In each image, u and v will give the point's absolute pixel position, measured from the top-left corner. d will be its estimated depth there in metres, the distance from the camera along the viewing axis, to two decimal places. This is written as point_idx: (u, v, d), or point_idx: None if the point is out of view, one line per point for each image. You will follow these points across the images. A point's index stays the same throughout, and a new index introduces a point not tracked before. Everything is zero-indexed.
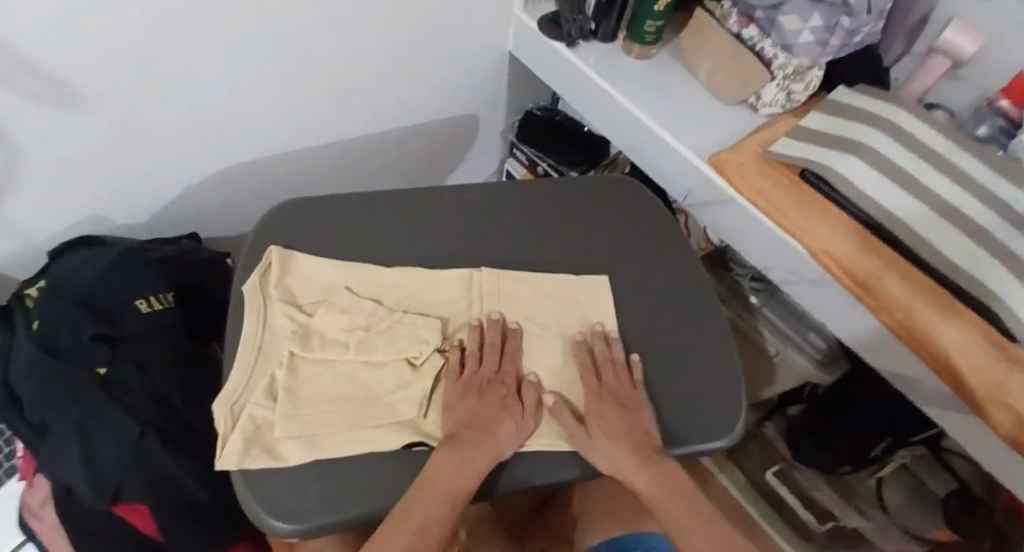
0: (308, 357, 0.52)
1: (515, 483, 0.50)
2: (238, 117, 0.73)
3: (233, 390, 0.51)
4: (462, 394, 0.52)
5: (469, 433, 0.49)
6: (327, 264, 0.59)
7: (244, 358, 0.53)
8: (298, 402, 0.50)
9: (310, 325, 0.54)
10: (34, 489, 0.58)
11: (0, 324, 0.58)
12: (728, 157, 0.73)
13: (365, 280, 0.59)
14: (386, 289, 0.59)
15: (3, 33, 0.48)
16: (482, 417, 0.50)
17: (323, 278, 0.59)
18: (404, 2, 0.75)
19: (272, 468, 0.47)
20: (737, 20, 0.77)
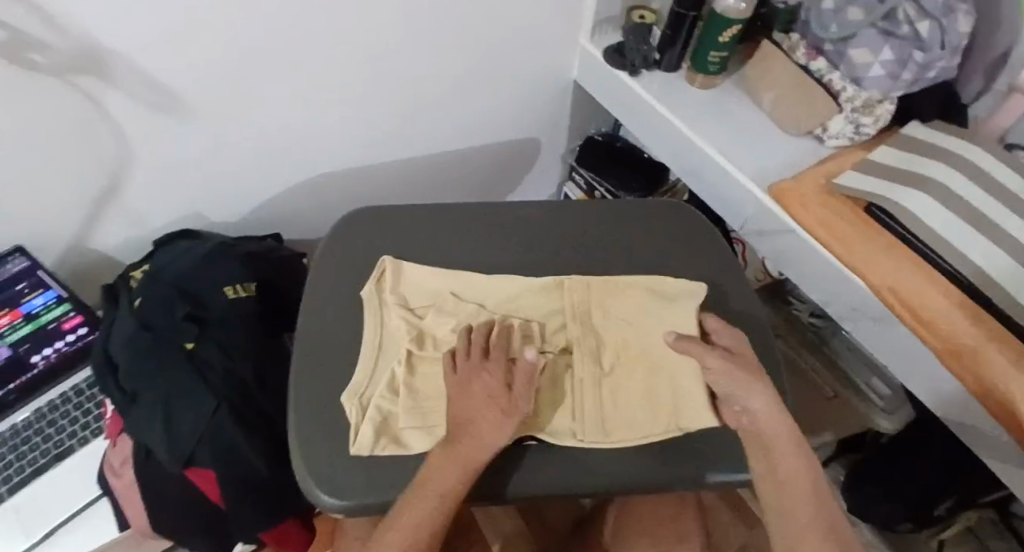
0: (423, 356, 0.57)
1: (551, 483, 0.52)
2: (322, 131, 0.80)
3: (359, 383, 0.56)
4: (461, 387, 0.49)
5: (463, 428, 0.47)
6: (432, 273, 0.64)
7: (367, 357, 0.58)
8: (417, 396, 0.55)
9: (423, 327, 0.60)
10: (117, 448, 0.64)
11: (107, 300, 0.67)
12: (789, 185, 0.73)
13: (468, 285, 0.63)
14: (483, 293, 0.63)
15: (122, 47, 0.56)
16: (474, 410, 0.48)
17: (428, 286, 0.64)
18: (477, 30, 0.81)
19: (397, 456, 0.52)
20: (805, 52, 0.79)
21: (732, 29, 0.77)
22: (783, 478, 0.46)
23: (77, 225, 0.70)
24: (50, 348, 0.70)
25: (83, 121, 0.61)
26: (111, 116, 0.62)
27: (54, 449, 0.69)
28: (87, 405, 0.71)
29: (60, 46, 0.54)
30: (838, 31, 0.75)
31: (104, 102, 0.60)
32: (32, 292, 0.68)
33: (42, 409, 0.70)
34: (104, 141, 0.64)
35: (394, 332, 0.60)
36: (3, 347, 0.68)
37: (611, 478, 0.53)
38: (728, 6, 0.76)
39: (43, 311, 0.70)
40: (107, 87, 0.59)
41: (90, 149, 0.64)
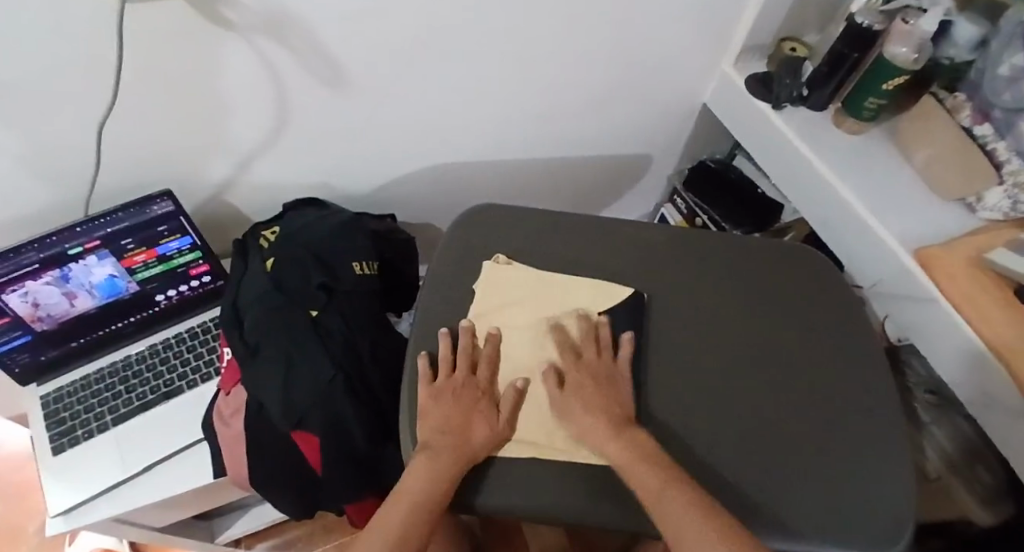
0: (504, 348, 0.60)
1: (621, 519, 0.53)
2: (461, 121, 0.81)
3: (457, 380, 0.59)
4: (439, 399, 0.56)
5: (440, 438, 0.53)
6: (536, 278, 0.65)
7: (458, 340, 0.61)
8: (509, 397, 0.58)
9: (513, 338, 0.61)
10: (229, 397, 0.66)
11: (236, 253, 0.70)
12: (938, 254, 0.70)
13: (547, 297, 0.64)
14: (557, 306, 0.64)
15: (303, 18, 0.58)
16: (456, 421, 0.54)
17: (529, 286, 0.65)
18: (627, 44, 0.80)
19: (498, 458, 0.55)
20: (971, 115, 0.74)
21: (900, 78, 0.74)
22: (644, 486, 0.50)
23: (222, 175, 0.74)
24: (174, 289, 0.74)
25: (251, 78, 0.63)
26: (278, 77, 0.64)
27: (164, 387, 0.71)
28: (200, 349, 0.74)
29: (252, 6, 0.55)
30: (1012, 100, 0.69)
31: (272, 59, 0.61)
32: (171, 235, 0.69)
33: (156, 346, 0.74)
34: (264, 97, 0.66)
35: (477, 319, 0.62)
36: (134, 283, 0.70)
37: None
38: (898, 54, 0.72)
39: (177, 255, 0.71)
40: (280, 48, 0.61)
41: (250, 105, 0.66)
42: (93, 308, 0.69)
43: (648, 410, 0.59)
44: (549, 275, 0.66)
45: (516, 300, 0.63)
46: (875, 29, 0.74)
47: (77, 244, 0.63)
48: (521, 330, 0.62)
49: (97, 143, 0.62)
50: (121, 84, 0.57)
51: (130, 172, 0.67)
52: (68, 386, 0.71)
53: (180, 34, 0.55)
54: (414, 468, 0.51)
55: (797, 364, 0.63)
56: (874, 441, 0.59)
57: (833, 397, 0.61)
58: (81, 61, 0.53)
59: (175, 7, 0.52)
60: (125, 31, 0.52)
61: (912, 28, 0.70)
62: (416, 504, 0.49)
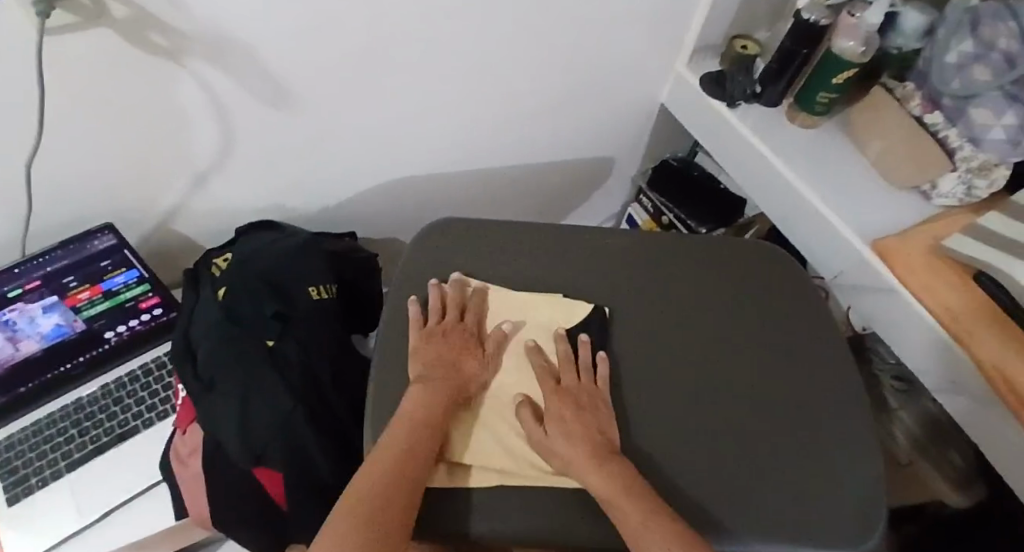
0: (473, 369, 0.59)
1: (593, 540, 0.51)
2: (416, 136, 0.79)
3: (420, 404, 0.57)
4: (436, 386, 0.55)
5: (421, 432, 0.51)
6: (494, 293, 0.64)
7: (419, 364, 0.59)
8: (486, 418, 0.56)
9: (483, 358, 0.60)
10: (185, 437, 0.63)
11: (187, 283, 0.68)
12: (894, 245, 0.70)
13: (512, 313, 0.63)
14: (523, 320, 0.62)
15: (239, 38, 0.56)
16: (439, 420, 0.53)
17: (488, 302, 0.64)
18: (579, 49, 0.79)
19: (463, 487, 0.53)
20: (921, 104, 0.75)
21: (848, 72, 0.74)
22: (627, 513, 0.47)
23: (169, 204, 0.71)
24: (124, 325, 0.70)
25: (190, 103, 0.60)
26: (218, 100, 0.62)
27: (118, 428, 0.69)
28: (155, 386, 0.71)
29: (184, 30, 0.52)
30: (960, 88, 0.70)
31: (211, 82, 0.59)
32: (116, 269, 0.68)
33: (109, 386, 0.70)
34: (207, 123, 0.63)
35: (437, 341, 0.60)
36: (79, 320, 0.67)
37: None
38: (846, 48, 0.72)
39: (124, 289, 0.69)
40: (220, 72, 0.58)
41: (192, 131, 0.63)
42: (39, 350, 0.66)
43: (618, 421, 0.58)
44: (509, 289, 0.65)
45: (482, 317, 0.62)
46: (822, 24, 0.74)
47: (15, 286, 0.63)
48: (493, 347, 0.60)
49: (28, 179, 0.59)
50: (48, 117, 0.54)
51: (67, 207, 0.65)
52: (19, 432, 0.67)
53: (107, 63, 0.52)
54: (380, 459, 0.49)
55: (763, 364, 0.63)
56: (844, 437, 0.59)
57: (801, 395, 0.61)
58: (2, 96, 0.50)
59: (100, 35, 0.50)
60: (46, 63, 0.50)
61: (858, 22, 0.71)
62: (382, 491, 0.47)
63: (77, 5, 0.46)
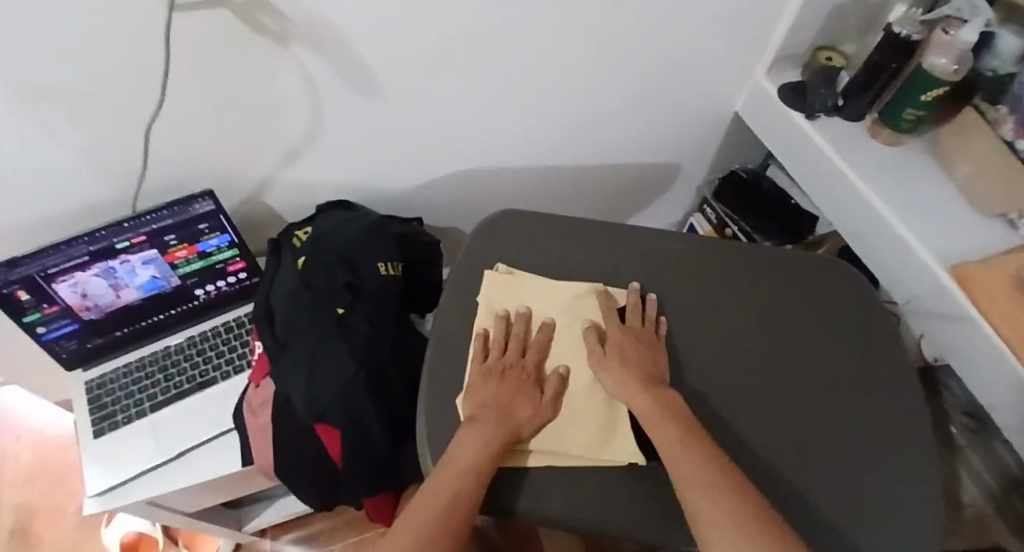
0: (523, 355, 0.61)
1: (636, 530, 0.53)
2: (490, 128, 0.82)
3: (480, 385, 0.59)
4: (484, 379, 0.58)
5: (486, 410, 0.55)
6: (542, 286, 0.66)
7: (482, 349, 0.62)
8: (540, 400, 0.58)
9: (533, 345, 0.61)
10: (258, 390, 0.69)
11: (270, 252, 0.73)
12: (976, 269, 0.68)
13: (560, 298, 0.65)
14: (571, 306, 0.64)
15: (340, 27, 0.61)
16: (502, 399, 0.56)
17: (537, 292, 0.65)
18: (656, 53, 0.80)
19: (512, 467, 0.55)
20: (1014, 129, 0.70)
21: (939, 90, 0.72)
22: (677, 463, 0.49)
23: (261, 177, 0.77)
24: (213, 284, 0.77)
25: (289, 85, 0.66)
26: (314, 83, 0.66)
27: (199, 377, 0.75)
28: (234, 343, 0.77)
29: (291, 16, 0.57)
30: None
31: (310, 67, 0.64)
32: (210, 233, 0.72)
33: (194, 338, 0.78)
34: (302, 104, 0.68)
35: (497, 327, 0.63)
36: (174, 277, 0.73)
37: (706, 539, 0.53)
38: (937, 64, 0.70)
39: (216, 251, 0.74)
40: (318, 57, 0.63)
41: (288, 111, 0.69)
42: (137, 300, 0.73)
43: None
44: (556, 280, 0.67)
45: (528, 302, 0.65)
46: (914, 39, 0.72)
47: (124, 239, 0.67)
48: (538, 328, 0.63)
49: (145, 143, 0.66)
50: (167, 87, 0.61)
51: (174, 172, 0.71)
52: (110, 373, 0.75)
53: (223, 42, 0.58)
54: (461, 437, 0.53)
55: (822, 379, 0.62)
56: (900, 461, 0.57)
57: (858, 414, 0.60)
58: (132, 67, 0.57)
59: (219, 16, 0.55)
60: (172, 39, 0.56)
61: (952, 39, 0.69)
62: (461, 465, 0.51)
63: None
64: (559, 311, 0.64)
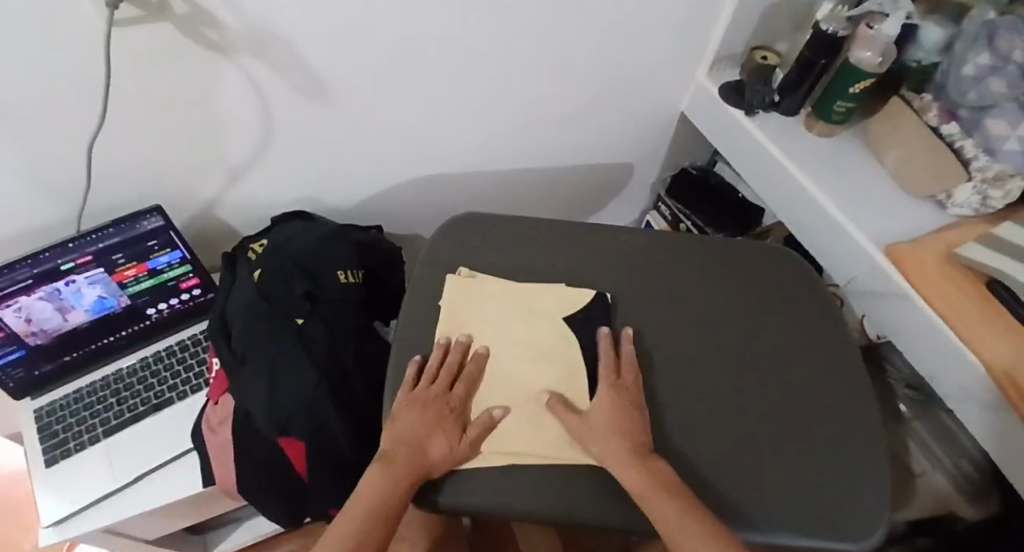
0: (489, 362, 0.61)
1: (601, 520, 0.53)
2: (445, 134, 0.83)
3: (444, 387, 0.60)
4: (410, 407, 0.57)
5: (403, 446, 0.54)
6: (505, 288, 0.67)
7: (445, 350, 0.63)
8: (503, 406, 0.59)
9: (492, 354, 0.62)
10: (217, 407, 0.68)
11: (225, 266, 0.72)
12: (909, 250, 0.72)
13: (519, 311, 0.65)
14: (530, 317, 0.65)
15: (290, 37, 0.61)
16: (421, 431, 0.55)
17: (501, 295, 0.66)
18: (602, 57, 0.83)
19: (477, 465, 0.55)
20: (938, 115, 0.77)
21: (866, 81, 0.77)
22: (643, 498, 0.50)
23: (212, 192, 0.76)
24: (164, 303, 0.76)
25: (238, 98, 0.65)
26: (263, 95, 0.66)
27: (154, 399, 0.73)
28: (190, 361, 0.76)
29: (234, 27, 0.57)
30: (976, 99, 0.74)
31: (258, 79, 0.64)
32: (160, 250, 0.71)
33: (147, 360, 0.76)
34: (251, 117, 0.68)
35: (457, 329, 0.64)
36: (124, 297, 0.72)
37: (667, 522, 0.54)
38: (863, 58, 0.75)
39: (167, 269, 0.73)
40: (266, 69, 0.63)
41: (238, 124, 0.68)
42: (85, 322, 0.71)
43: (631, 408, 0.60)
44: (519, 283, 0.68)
45: (488, 305, 0.65)
46: (841, 35, 0.76)
47: (69, 260, 0.65)
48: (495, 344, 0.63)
49: (89, 161, 0.64)
50: (109, 103, 0.59)
51: (120, 188, 0.69)
52: (61, 399, 0.73)
53: (167, 55, 0.57)
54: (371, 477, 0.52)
55: (773, 360, 0.65)
56: (850, 438, 0.60)
57: (808, 394, 0.63)
58: (72, 83, 0.56)
59: (162, 30, 0.55)
60: (115, 54, 0.55)
61: (876, 34, 0.74)
62: (367, 511, 0.50)
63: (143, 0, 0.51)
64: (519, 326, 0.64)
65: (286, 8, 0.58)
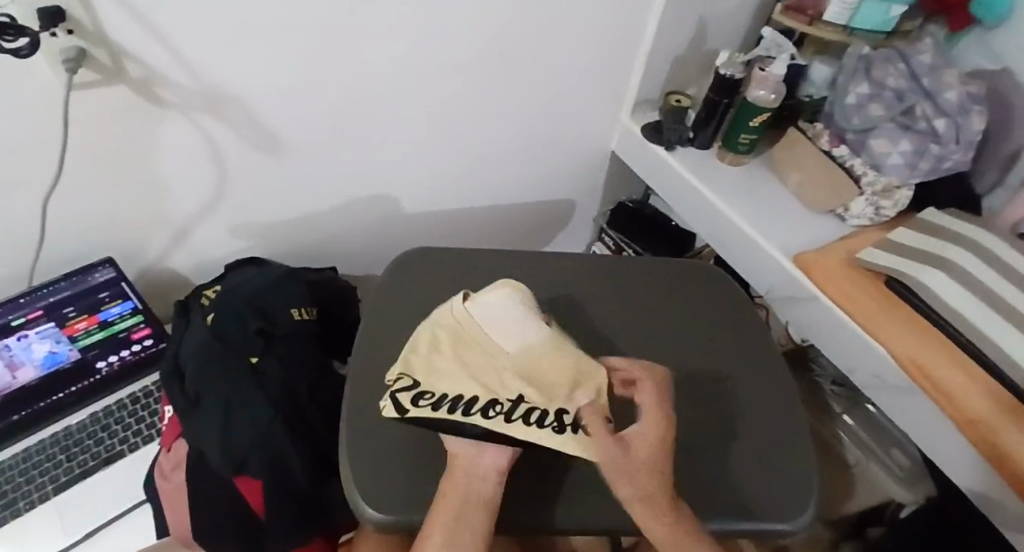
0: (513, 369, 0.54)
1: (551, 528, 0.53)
2: (395, 179, 0.89)
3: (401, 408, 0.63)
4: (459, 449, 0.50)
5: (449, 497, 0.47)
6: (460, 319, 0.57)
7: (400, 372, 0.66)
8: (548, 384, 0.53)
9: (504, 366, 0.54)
10: (169, 453, 0.68)
11: (178, 314, 0.74)
12: (813, 258, 0.80)
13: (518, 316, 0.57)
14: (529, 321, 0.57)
15: (244, 94, 0.66)
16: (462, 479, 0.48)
17: (470, 322, 0.56)
18: (535, 102, 0.91)
19: (428, 478, 0.57)
20: (829, 140, 0.87)
21: (763, 115, 0.87)
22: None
23: (163, 243, 0.78)
24: (115, 356, 0.75)
25: (191, 152, 0.69)
26: (216, 149, 0.70)
27: (104, 453, 0.72)
28: (142, 412, 0.76)
29: (187, 85, 0.62)
30: (860, 123, 0.84)
31: (210, 134, 0.68)
32: (112, 301, 0.74)
33: (97, 414, 0.74)
34: (203, 171, 0.72)
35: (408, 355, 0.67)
36: (74, 350, 0.73)
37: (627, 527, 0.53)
38: (759, 96, 0.86)
39: (118, 320, 0.76)
40: (220, 125, 0.68)
41: (191, 176, 0.72)
42: (35, 379, 0.71)
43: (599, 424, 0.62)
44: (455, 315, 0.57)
45: (469, 328, 0.56)
46: (737, 77, 0.86)
47: (20, 316, 0.70)
48: (492, 353, 0.54)
49: (42, 217, 0.67)
50: (64, 160, 0.62)
51: (73, 242, 0.72)
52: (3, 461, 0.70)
53: (123, 113, 0.61)
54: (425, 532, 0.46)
55: (708, 360, 0.71)
56: (782, 427, 0.65)
57: (739, 390, 0.68)
58: (27, 140, 0.59)
59: (118, 91, 0.59)
60: (71, 113, 0.59)
61: (767, 75, 0.85)
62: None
63: (100, 65, 0.56)
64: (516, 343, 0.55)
65: (242, 68, 0.63)
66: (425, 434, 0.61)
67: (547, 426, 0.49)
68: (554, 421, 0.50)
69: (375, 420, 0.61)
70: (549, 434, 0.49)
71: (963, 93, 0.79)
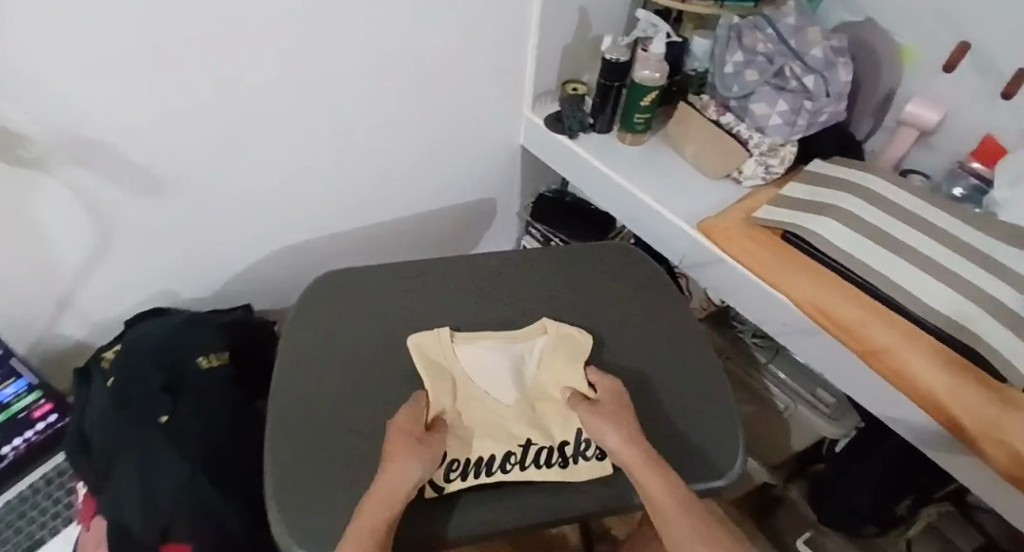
0: (515, 415, 0.64)
1: (485, 526, 0.57)
2: (300, 202, 0.87)
3: (326, 436, 0.61)
4: (398, 428, 0.56)
5: (389, 468, 0.53)
6: (445, 370, 0.65)
7: (320, 399, 0.64)
8: (546, 419, 0.64)
9: (505, 414, 0.63)
10: (89, 531, 0.67)
11: (77, 382, 0.69)
12: (714, 224, 0.83)
13: (506, 365, 0.67)
14: (518, 363, 0.67)
15: (109, 140, 0.63)
16: (398, 450, 0.54)
17: (458, 370, 0.65)
18: (430, 106, 0.90)
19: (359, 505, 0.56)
20: (715, 109, 0.90)
21: (651, 94, 0.90)
22: (657, 500, 0.53)
23: (50, 306, 0.74)
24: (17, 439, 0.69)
25: (62, 208, 0.66)
26: (89, 200, 0.67)
27: (25, 541, 0.68)
28: (58, 493, 0.71)
29: (42, 137, 0.59)
30: (739, 89, 0.87)
31: (81, 188, 0.65)
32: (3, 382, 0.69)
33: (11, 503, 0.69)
34: (79, 225, 0.68)
35: (327, 383, 0.65)
36: None
37: (561, 512, 0.59)
38: (645, 76, 0.89)
39: (14, 400, 0.70)
40: (88, 174, 0.65)
41: (67, 231, 0.68)
42: None
43: (555, 431, 0.63)
44: (448, 363, 0.66)
45: (459, 377, 0.65)
46: (623, 61, 0.88)
47: None
48: (492, 406, 0.64)
49: None
50: None
51: None
52: None
53: None
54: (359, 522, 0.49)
55: (634, 331, 0.73)
56: (710, 391, 0.68)
57: (666, 357, 0.71)
58: None
59: None
60: None
61: (648, 55, 0.87)
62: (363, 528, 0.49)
63: None
64: (510, 391, 0.65)
65: (103, 114, 0.61)
66: (348, 462, 0.59)
67: (554, 463, 0.60)
68: (557, 457, 0.61)
69: (288, 454, 0.59)
70: (557, 469, 0.60)
71: (826, 47, 0.84)
